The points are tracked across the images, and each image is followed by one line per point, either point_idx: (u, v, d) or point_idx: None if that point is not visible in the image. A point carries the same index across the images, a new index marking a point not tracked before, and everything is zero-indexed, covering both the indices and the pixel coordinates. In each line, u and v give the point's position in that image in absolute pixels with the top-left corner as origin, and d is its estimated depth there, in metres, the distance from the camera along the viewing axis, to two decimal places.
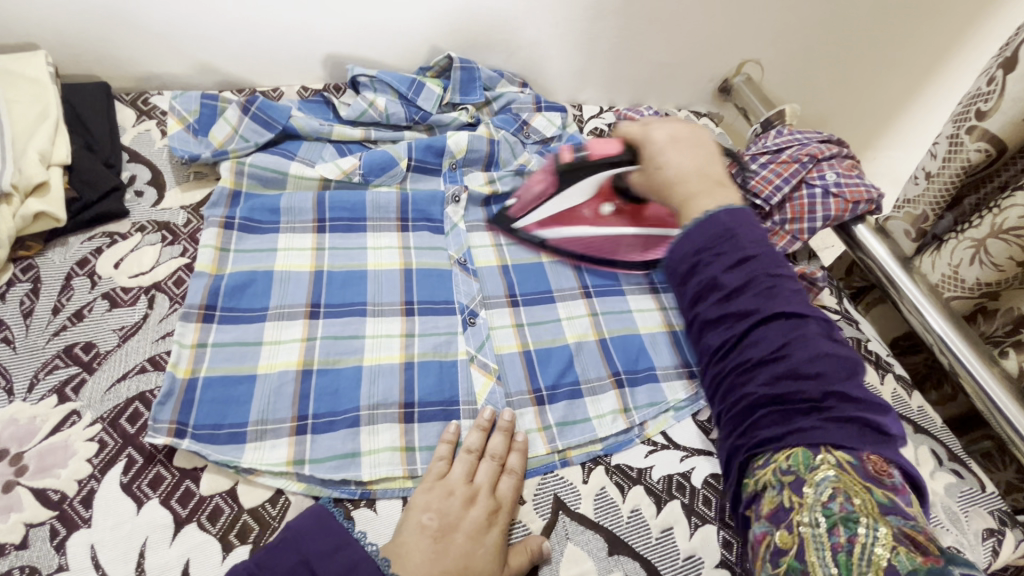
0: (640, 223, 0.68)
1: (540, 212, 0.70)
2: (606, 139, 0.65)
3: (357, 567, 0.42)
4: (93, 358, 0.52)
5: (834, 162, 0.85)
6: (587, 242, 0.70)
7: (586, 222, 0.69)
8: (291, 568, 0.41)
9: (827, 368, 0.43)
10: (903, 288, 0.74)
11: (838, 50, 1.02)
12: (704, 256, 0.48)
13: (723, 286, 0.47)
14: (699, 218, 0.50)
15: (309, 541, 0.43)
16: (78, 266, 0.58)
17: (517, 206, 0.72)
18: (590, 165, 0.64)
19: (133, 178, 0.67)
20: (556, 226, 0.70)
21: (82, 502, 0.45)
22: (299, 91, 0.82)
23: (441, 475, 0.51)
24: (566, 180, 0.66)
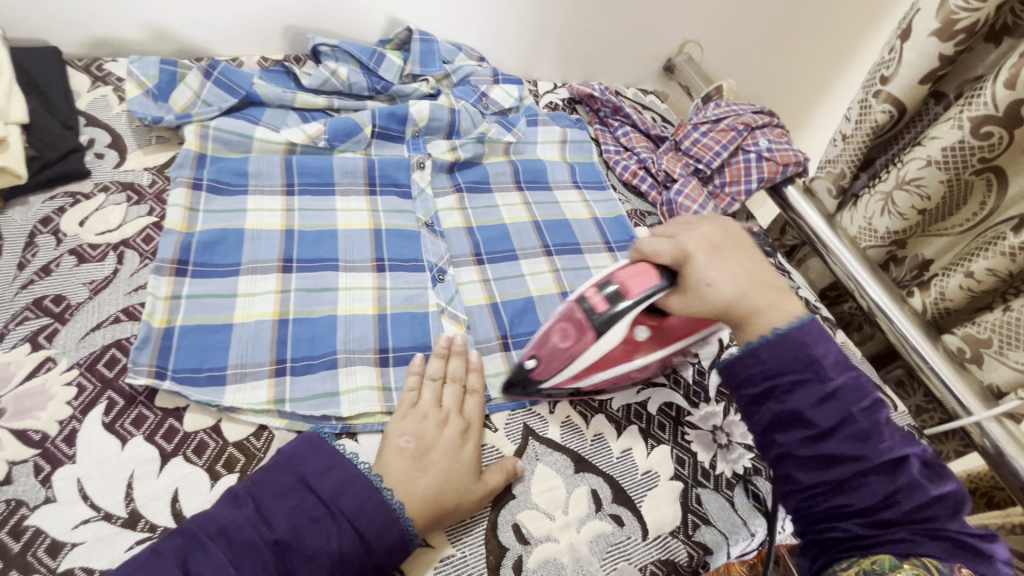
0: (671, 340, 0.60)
1: (576, 364, 0.56)
2: (638, 268, 0.54)
3: (351, 484, 0.46)
4: (64, 309, 0.53)
5: (766, 131, 0.94)
6: (640, 371, 0.60)
7: (623, 357, 0.58)
8: (290, 488, 0.45)
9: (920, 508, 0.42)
10: (828, 242, 0.83)
11: (761, 31, 1.12)
12: (783, 383, 0.45)
13: (812, 424, 0.44)
14: (772, 336, 0.46)
15: (304, 464, 0.47)
16: (42, 223, 0.58)
17: (539, 366, 0.57)
18: (624, 307, 0.53)
19: (93, 141, 0.67)
20: (590, 374, 0.58)
21: (64, 440, 0.46)
22: (260, 61, 0.83)
23: (414, 404, 0.55)
24: (608, 326, 0.54)
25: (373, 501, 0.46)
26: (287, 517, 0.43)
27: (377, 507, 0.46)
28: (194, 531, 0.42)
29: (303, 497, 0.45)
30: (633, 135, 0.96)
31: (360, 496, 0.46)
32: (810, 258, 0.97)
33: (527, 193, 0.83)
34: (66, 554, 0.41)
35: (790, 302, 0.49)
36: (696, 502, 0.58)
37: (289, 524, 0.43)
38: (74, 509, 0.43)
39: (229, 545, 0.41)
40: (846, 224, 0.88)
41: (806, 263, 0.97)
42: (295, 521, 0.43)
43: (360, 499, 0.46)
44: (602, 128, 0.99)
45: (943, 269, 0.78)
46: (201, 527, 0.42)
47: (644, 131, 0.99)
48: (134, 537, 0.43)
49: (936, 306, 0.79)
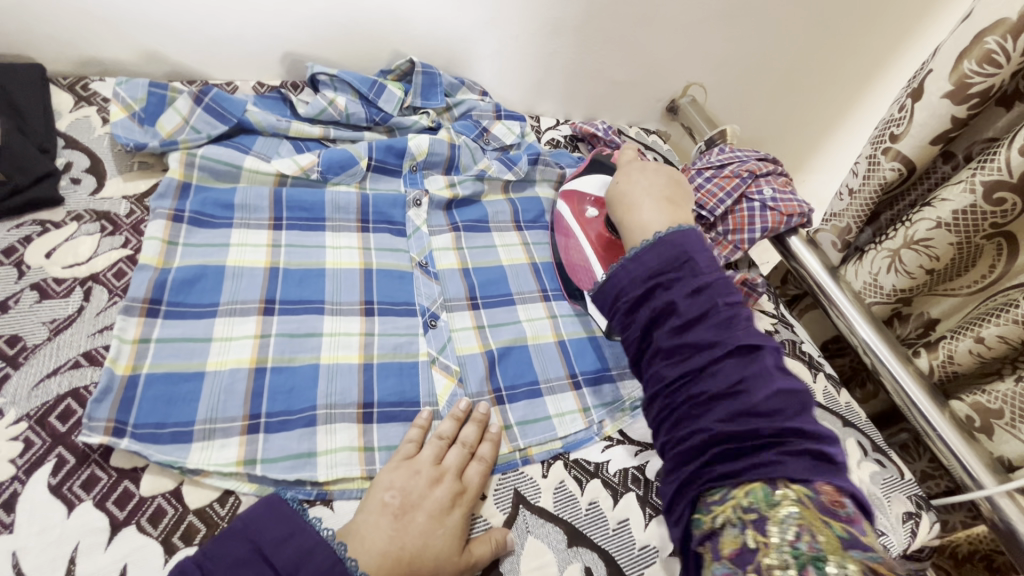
0: (612, 243, 0.68)
1: (572, 186, 0.77)
2: None
3: (312, 552, 0.40)
4: (20, 351, 0.49)
5: (771, 179, 0.92)
6: (568, 243, 0.72)
7: (576, 209, 0.74)
8: (242, 559, 0.39)
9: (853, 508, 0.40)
10: (831, 293, 0.81)
11: (771, 77, 1.11)
12: (665, 279, 0.51)
13: (680, 315, 0.48)
14: (653, 241, 0.54)
15: (261, 529, 0.41)
16: (4, 253, 0.54)
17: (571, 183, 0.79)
18: (605, 168, 0.75)
19: (70, 165, 0.63)
20: (562, 202, 0.76)
21: (3, 506, 0.41)
22: (255, 87, 0.80)
23: (409, 457, 0.51)
24: (594, 169, 0.78)
25: (337, 573, 0.40)
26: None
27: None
28: None
29: (260, 569, 0.39)
30: None
31: (320, 569, 0.40)
32: (811, 309, 0.95)
33: (526, 234, 0.80)
34: None
35: (674, 224, 0.57)
36: None
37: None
38: None
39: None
40: (851, 277, 0.86)
41: (807, 314, 0.95)
42: None
43: (323, 570, 0.40)
44: None
45: (951, 331, 0.76)
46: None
47: None
48: None
49: (944, 369, 0.76)
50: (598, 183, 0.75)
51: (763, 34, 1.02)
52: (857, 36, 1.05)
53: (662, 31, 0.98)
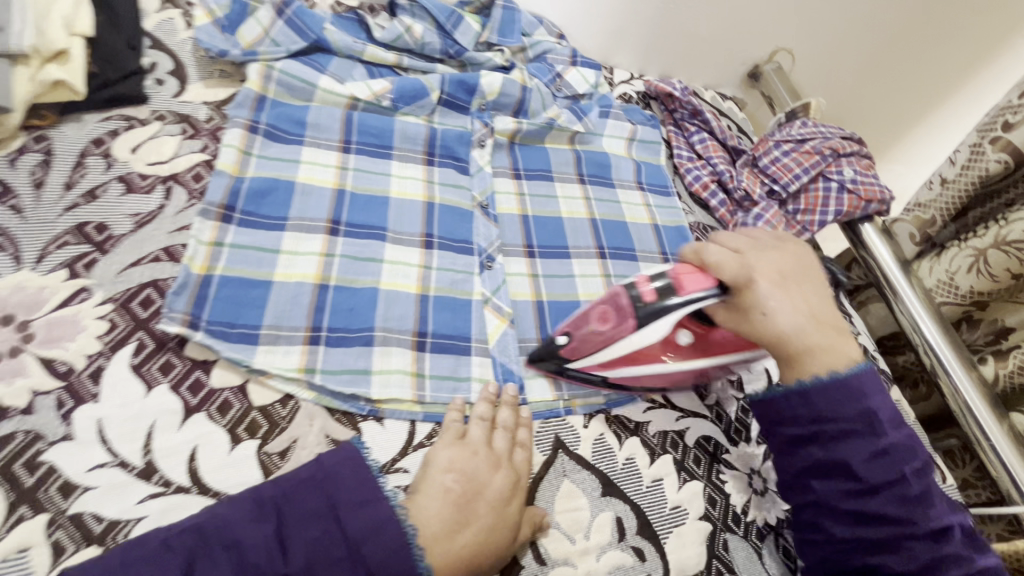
0: (711, 350, 0.59)
1: (612, 352, 0.56)
2: (693, 270, 0.54)
3: (382, 529, 0.39)
4: (106, 239, 0.51)
5: (853, 160, 0.86)
6: (655, 378, 0.59)
7: (660, 358, 0.58)
8: (316, 513, 0.38)
9: (885, 469, 0.47)
10: (898, 287, 0.77)
11: (863, 44, 1.01)
12: (829, 429, 0.48)
13: (860, 481, 0.47)
14: (827, 379, 0.49)
15: (339, 487, 0.40)
16: (94, 144, 0.56)
17: (570, 345, 0.57)
18: (671, 307, 0.54)
19: (154, 65, 0.64)
20: (625, 367, 0.57)
21: (90, 377, 0.44)
22: (333, 5, 0.78)
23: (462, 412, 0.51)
24: (653, 323, 0.54)
25: (404, 557, 0.38)
26: (302, 548, 0.37)
27: (402, 562, 0.38)
28: (207, 534, 0.37)
29: (328, 528, 0.38)
30: (710, 142, 0.89)
31: (390, 543, 0.38)
32: (872, 302, 0.91)
33: (590, 187, 0.77)
34: (78, 498, 0.40)
35: (848, 347, 0.52)
36: (724, 550, 0.53)
37: (306, 559, 0.37)
38: (90, 451, 0.41)
39: (238, 564, 0.36)
40: (923, 274, 0.81)
41: (867, 306, 0.92)
42: (313, 559, 0.37)
43: (388, 550, 0.38)
44: (676, 130, 0.92)
45: None
46: (215, 533, 0.36)
47: (720, 140, 0.91)
48: (147, 491, 0.41)
49: (1010, 379, 0.73)
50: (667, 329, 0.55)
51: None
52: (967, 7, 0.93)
53: None
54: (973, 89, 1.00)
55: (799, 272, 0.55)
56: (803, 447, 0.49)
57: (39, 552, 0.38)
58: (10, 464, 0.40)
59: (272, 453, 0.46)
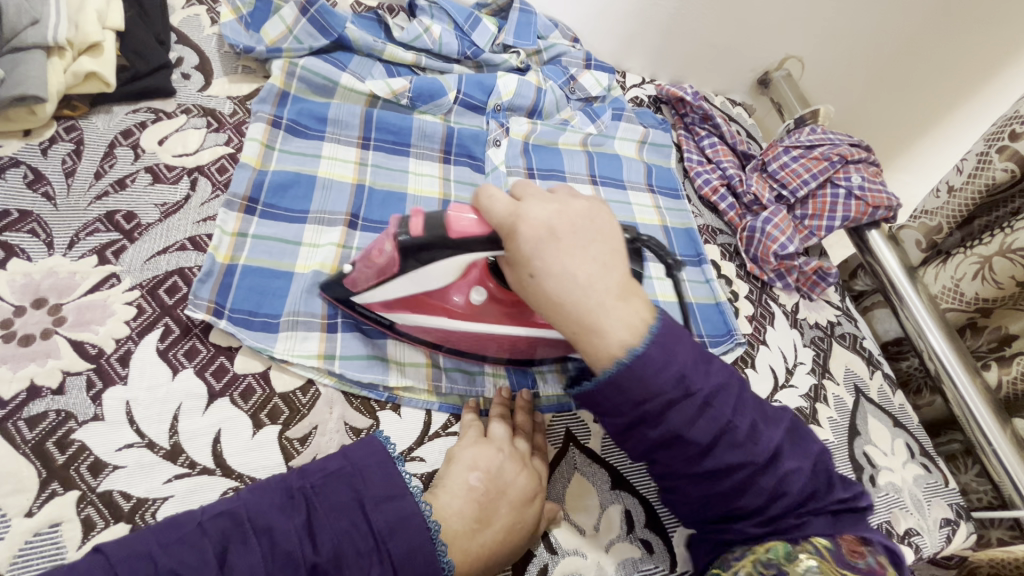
0: (516, 316, 0.54)
1: (385, 293, 0.51)
2: (466, 212, 0.46)
3: (409, 523, 0.39)
4: (134, 227, 0.52)
5: (861, 167, 0.87)
6: (465, 337, 0.54)
7: (451, 312, 0.53)
8: (344, 505, 0.39)
9: (710, 427, 0.43)
10: (903, 294, 0.78)
11: (869, 54, 1.03)
12: (651, 410, 0.42)
13: (694, 442, 0.43)
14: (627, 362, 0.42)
15: (367, 481, 0.40)
16: (122, 135, 0.57)
17: (354, 275, 0.51)
18: (451, 243, 0.46)
19: (180, 60, 0.65)
20: (405, 311, 0.53)
21: (119, 360, 0.45)
22: (353, 5, 0.80)
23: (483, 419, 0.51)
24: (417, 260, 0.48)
25: (426, 555, 0.39)
26: (331, 537, 0.37)
27: (426, 558, 0.39)
28: (240, 518, 0.37)
29: (356, 520, 0.39)
30: (720, 147, 0.90)
31: (413, 538, 0.39)
32: (877, 307, 0.93)
33: (602, 187, 0.78)
34: (107, 476, 0.41)
35: (619, 311, 0.44)
36: None
37: (334, 550, 0.37)
38: (119, 431, 0.43)
39: (269, 552, 0.36)
40: (928, 281, 0.82)
41: (872, 311, 0.93)
42: (340, 548, 0.37)
43: (413, 545, 0.39)
44: (687, 134, 0.93)
45: None
46: (248, 516, 0.37)
47: (730, 145, 0.92)
48: (173, 471, 0.42)
49: (1013, 386, 0.75)
50: (440, 271, 0.49)
51: (857, 6, 0.96)
52: (970, 16, 0.94)
53: None
54: (986, 94, 0.99)
55: (582, 223, 0.46)
56: (637, 430, 0.44)
57: (70, 527, 0.39)
58: (43, 442, 0.41)
59: (293, 438, 0.47)
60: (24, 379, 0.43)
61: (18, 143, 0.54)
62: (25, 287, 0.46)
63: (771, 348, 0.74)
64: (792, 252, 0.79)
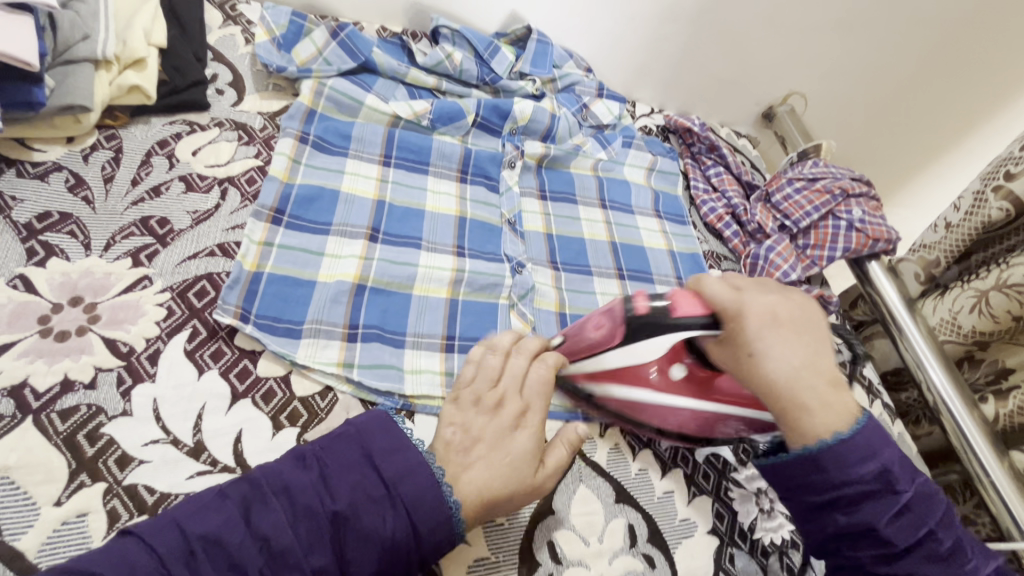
0: (705, 395, 0.56)
1: (588, 363, 0.57)
2: (689, 293, 0.51)
3: (415, 471, 0.41)
4: (167, 232, 0.54)
5: (862, 201, 0.90)
6: (643, 409, 0.57)
7: (646, 383, 0.56)
8: (353, 462, 0.41)
9: (910, 530, 0.41)
10: (902, 325, 0.80)
11: (872, 93, 1.07)
12: (849, 495, 0.41)
13: (880, 538, 0.41)
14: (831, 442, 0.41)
15: (371, 439, 0.43)
16: (159, 145, 0.60)
17: (565, 344, 0.58)
18: (654, 325, 0.51)
19: (216, 77, 0.69)
20: (603, 381, 0.58)
21: (148, 359, 0.47)
22: (379, 30, 0.84)
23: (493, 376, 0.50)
24: (638, 332, 0.52)
25: (435, 495, 0.41)
26: (346, 488, 0.39)
27: (437, 500, 0.41)
28: (260, 485, 0.38)
29: (366, 472, 0.41)
30: (725, 176, 0.93)
31: (422, 481, 0.41)
32: (877, 337, 0.95)
33: (611, 212, 0.81)
34: (133, 470, 0.42)
35: (846, 399, 0.44)
36: (730, 563, 0.55)
37: (350, 499, 0.39)
38: (145, 427, 0.44)
39: (291, 508, 0.38)
40: (927, 312, 0.84)
41: (872, 341, 0.95)
42: (354, 496, 0.39)
43: (422, 489, 0.41)
44: (693, 163, 0.97)
45: None
46: (267, 482, 0.38)
47: (735, 174, 0.96)
48: (196, 468, 0.44)
49: (1011, 420, 0.76)
50: (652, 347, 0.53)
51: (862, 49, 1.00)
52: (968, 59, 0.99)
53: (761, 32, 0.97)
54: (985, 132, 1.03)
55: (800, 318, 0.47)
56: (826, 512, 0.42)
57: (96, 518, 0.40)
58: (73, 434, 0.42)
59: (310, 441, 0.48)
60: (58, 373, 0.44)
61: (60, 149, 0.56)
62: (62, 286, 0.48)
63: None
64: (795, 280, 0.82)
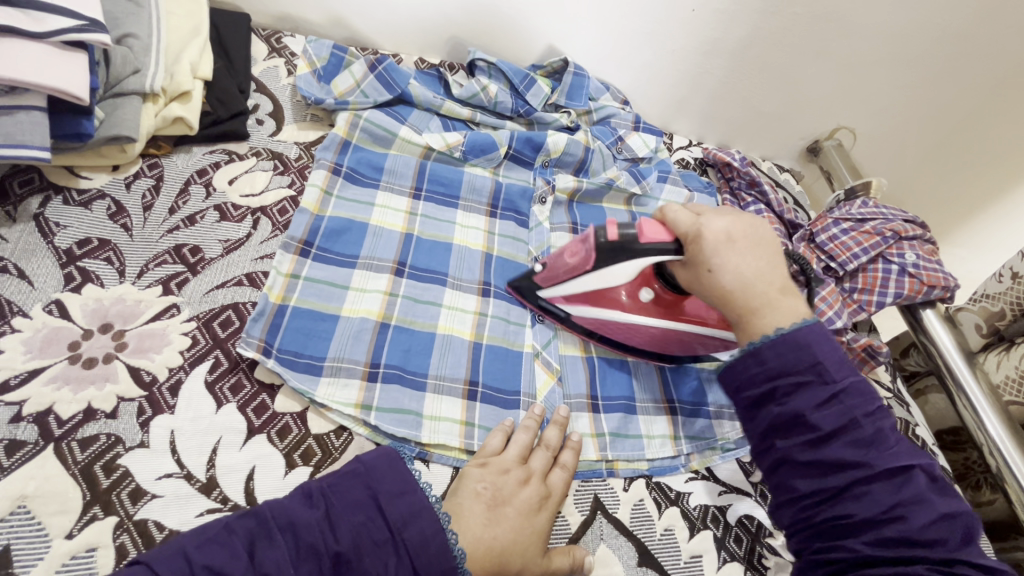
0: (674, 316, 0.64)
1: (571, 288, 0.63)
2: (655, 222, 0.57)
3: (422, 515, 0.40)
4: (198, 261, 0.55)
5: (916, 244, 0.84)
6: (633, 334, 0.64)
7: (617, 305, 0.65)
8: (359, 501, 0.39)
9: (838, 416, 0.42)
10: (961, 379, 0.73)
11: (930, 134, 1.02)
12: (783, 384, 0.43)
13: (813, 428, 0.42)
14: (775, 337, 0.45)
15: (379, 479, 0.41)
16: (198, 174, 0.62)
17: (545, 273, 0.64)
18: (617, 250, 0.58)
19: (257, 107, 0.71)
20: (583, 304, 0.65)
21: (169, 390, 0.47)
22: (417, 62, 0.85)
23: (494, 453, 0.51)
24: (608, 259, 0.59)
25: (441, 543, 0.39)
26: (348, 532, 0.38)
27: (443, 551, 0.39)
28: (264, 517, 0.37)
29: (372, 515, 0.39)
30: (766, 215, 0.89)
31: (428, 528, 0.39)
32: (930, 391, 0.88)
33: None
34: (145, 504, 0.42)
35: (792, 305, 0.49)
36: None
37: (353, 540, 0.37)
38: (161, 460, 0.44)
39: (293, 545, 0.36)
40: (989, 367, 0.77)
41: (925, 395, 0.88)
42: (359, 540, 0.37)
43: (427, 535, 0.39)
44: (732, 199, 0.93)
45: None
46: (273, 516, 0.37)
47: (777, 213, 0.91)
48: (206, 505, 0.43)
49: None
50: (626, 271, 0.60)
51: (921, 89, 0.95)
52: None
53: (810, 69, 0.93)
54: None
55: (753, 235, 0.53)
56: (763, 405, 0.44)
57: (105, 554, 0.39)
58: (91, 464, 0.42)
59: None
60: (82, 400, 0.45)
61: (105, 177, 0.58)
62: (95, 311, 0.49)
63: None
64: (840, 327, 0.77)
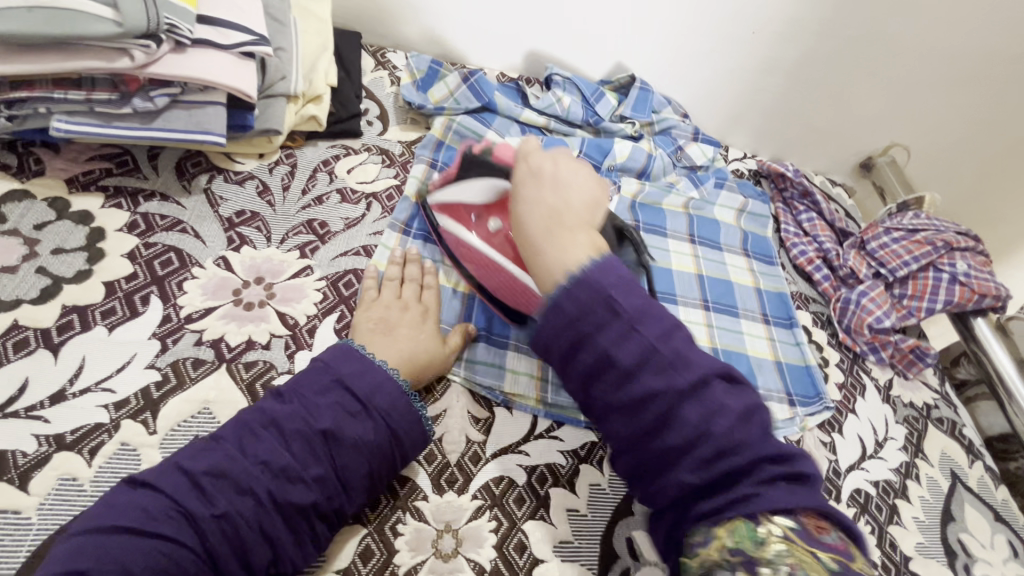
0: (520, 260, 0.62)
1: (446, 193, 0.66)
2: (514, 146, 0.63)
3: (383, 386, 0.51)
4: (326, 233, 0.66)
5: (968, 255, 0.87)
6: (478, 261, 0.64)
7: (466, 225, 0.65)
8: (325, 386, 0.50)
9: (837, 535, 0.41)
10: (1014, 391, 0.77)
11: (985, 152, 1.05)
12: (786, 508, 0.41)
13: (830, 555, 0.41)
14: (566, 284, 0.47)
15: (338, 365, 0.52)
16: (323, 164, 0.73)
17: (442, 181, 0.68)
18: (489, 166, 0.63)
19: (367, 111, 0.83)
20: (451, 218, 0.66)
21: (308, 332, 0.58)
22: (499, 75, 0.96)
23: (372, 297, 0.61)
24: (472, 170, 0.64)
25: (404, 404, 0.51)
26: (329, 411, 0.49)
27: (406, 409, 0.51)
28: (249, 419, 0.48)
29: (340, 395, 0.50)
30: (818, 222, 0.95)
31: (392, 396, 0.51)
32: (982, 399, 0.90)
33: (700, 247, 0.86)
34: None
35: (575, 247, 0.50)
36: None
37: (333, 418, 0.48)
38: None
39: (282, 435, 0.47)
40: None
41: (976, 403, 0.90)
42: (335, 415, 0.49)
43: (391, 400, 0.51)
44: (785, 208, 0.99)
45: None
46: (257, 416, 0.48)
47: (828, 221, 0.96)
48: None
49: None
50: (480, 186, 0.63)
51: (975, 108, 1.00)
52: None
53: (865, 89, 0.99)
54: None
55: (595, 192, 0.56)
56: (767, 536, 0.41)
57: None
58: (253, 382, 0.53)
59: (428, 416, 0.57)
60: (245, 333, 0.56)
61: (254, 162, 0.70)
62: (251, 267, 0.61)
63: (860, 418, 0.75)
64: (887, 327, 0.82)
